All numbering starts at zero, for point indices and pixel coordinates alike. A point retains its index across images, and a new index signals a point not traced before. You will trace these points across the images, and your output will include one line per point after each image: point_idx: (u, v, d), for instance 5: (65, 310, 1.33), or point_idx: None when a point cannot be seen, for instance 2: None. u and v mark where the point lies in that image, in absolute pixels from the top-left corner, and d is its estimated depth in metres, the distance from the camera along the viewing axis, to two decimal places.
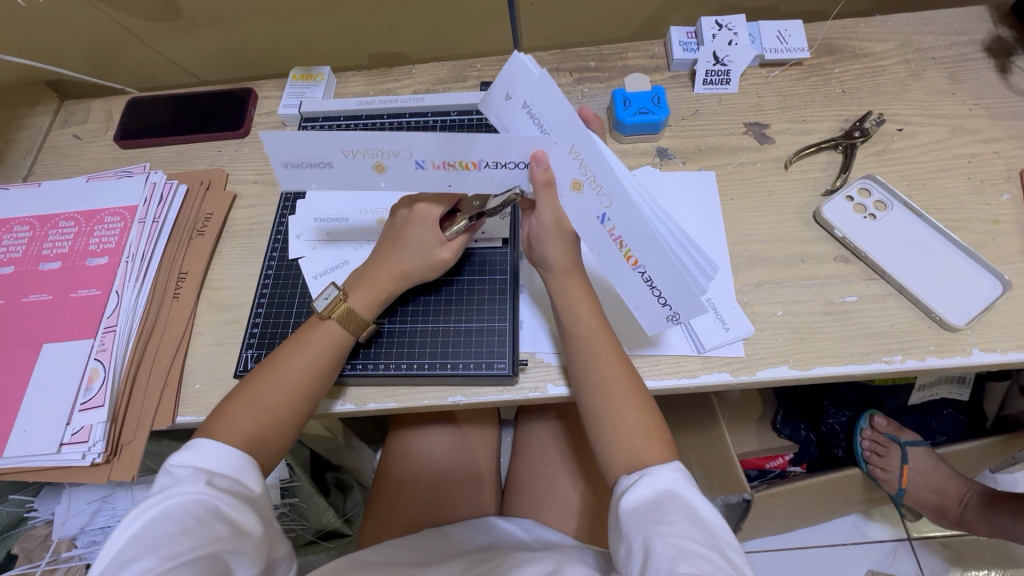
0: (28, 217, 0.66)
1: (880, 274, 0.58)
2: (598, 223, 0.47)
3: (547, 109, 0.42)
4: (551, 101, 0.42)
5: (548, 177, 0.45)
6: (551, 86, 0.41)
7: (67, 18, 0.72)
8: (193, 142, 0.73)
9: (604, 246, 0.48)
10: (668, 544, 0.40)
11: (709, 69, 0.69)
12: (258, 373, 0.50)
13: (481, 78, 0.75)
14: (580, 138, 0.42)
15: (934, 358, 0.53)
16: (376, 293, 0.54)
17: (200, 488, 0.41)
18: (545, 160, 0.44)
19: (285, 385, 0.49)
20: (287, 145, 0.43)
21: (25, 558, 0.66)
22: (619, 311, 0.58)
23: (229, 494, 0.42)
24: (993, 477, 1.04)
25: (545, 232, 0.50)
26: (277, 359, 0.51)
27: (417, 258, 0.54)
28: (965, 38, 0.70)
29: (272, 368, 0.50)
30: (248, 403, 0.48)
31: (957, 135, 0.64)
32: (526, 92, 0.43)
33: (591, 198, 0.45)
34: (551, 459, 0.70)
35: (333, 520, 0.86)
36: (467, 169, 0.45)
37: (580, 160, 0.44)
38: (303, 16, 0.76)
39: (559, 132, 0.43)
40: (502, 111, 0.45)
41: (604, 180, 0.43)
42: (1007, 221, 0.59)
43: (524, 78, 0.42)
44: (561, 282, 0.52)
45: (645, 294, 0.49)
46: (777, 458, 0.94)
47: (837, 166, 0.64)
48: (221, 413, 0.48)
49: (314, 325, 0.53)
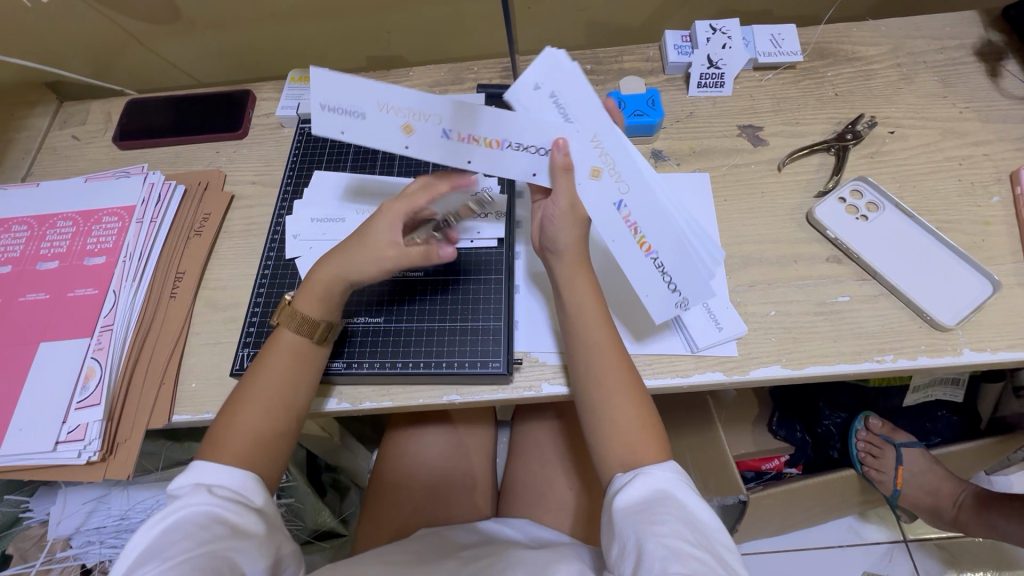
0: (27, 217, 0.66)
1: (872, 275, 0.58)
2: (614, 210, 0.49)
3: (574, 97, 0.46)
4: (580, 89, 0.46)
5: (568, 161, 0.48)
6: (581, 77, 0.46)
7: (67, 20, 0.73)
8: (191, 144, 0.74)
9: (619, 233, 0.50)
10: (660, 544, 0.40)
11: (704, 72, 0.70)
12: (234, 397, 0.49)
13: (478, 80, 0.76)
14: (605, 126, 0.47)
15: (925, 358, 0.54)
16: (314, 292, 0.51)
17: (201, 497, 0.43)
18: (564, 146, 0.47)
19: (262, 398, 0.48)
20: (329, 85, 0.46)
21: (21, 558, 0.66)
22: (621, 306, 0.59)
23: (229, 501, 0.43)
24: (987, 479, 1.05)
25: (559, 217, 0.49)
26: (246, 377, 0.50)
27: (360, 251, 0.50)
28: (956, 42, 0.71)
29: (244, 388, 0.49)
30: (224, 422, 0.48)
31: (949, 138, 0.65)
32: (554, 81, 0.46)
33: (609, 185, 0.49)
34: (547, 459, 0.70)
35: (329, 521, 0.86)
36: (490, 146, 0.48)
37: (602, 147, 0.47)
38: (301, 19, 0.76)
39: (584, 119, 0.47)
40: (525, 97, 0.47)
41: (625, 167, 0.48)
42: (998, 223, 0.60)
43: (556, 67, 0.46)
44: (570, 273, 0.51)
45: (655, 282, 0.51)
46: (772, 459, 0.95)
47: (829, 168, 0.65)
48: (211, 438, 0.47)
49: (272, 338, 0.52)
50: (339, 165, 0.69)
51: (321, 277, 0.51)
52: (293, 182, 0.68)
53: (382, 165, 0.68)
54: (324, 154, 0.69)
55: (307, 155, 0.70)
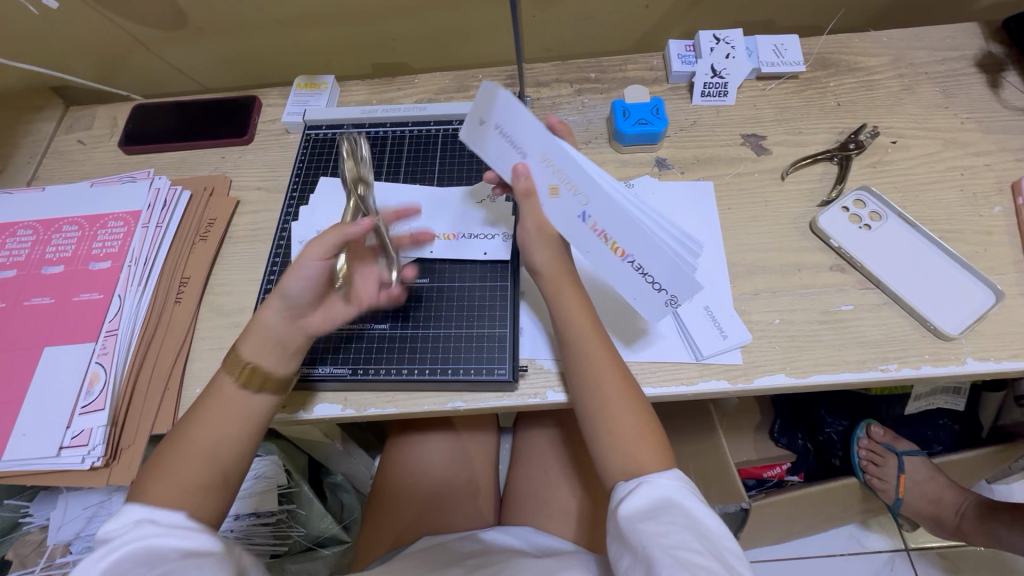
0: (32, 221, 0.66)
1: (874, 284, 0.58)
2: (579, 222, 0.48)
3: (513, 130, 0.46)
4: (516, 122, 0.45)
5: (529, 186, 0.48)
6: (515, 104, 0.44)
7: (75, 26, 0.73)
8: (197, 149, 0.74)
9: (590, 244, 0.49)
10: (666, 553, 0.40)
11: (707, 81, 0.70)
12: (180, 435, 0.46)
13: (483, 88, 0.76)
14: (549, 148, 0.45)
15: (929, 367, 0.54)
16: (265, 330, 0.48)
17: (143, 528, 0.40)
18: (524, 171, 0.47)
19: (215, 432, 0.46)
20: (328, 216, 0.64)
21: (19, 564, 0.66)
22: (610, 311, 0.59)
23: (174, 526, 0.41)
24: (989, 487, 1.05)
25: (531, 240, 0.51)
26: (184, 428, 0.47)
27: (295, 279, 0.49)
28: (957, 53, 0.72)
29: (190, 429, 0.46)
30: (162, 471, 0.44)
31: (951, 148, 0.66)
32: (491, 115, 0.46)
33: (569, 200, 0.47)
34: (550, 466, 0.70)
35: (331, 527, 0.84)
36: (450, 239, 0.62)
37: (553, 165, 0.46)
38: (308, 26, 0.77)
39: (529, 142, 0.46)
40: (472, 134, 0.48)
41: (579, 184, 0.46)
42: (1000, 232, 0.60)
43: (485, 102, 0.45)
44: (554, 286, 0.52)
45: (638, 284, 0.50)
46: (775, 467, 0.94)
47: (833, 177, 0.65)
48: (147, 484, 0.44)
49: (212, 387, 0.49)
50: None
51: (270, 315, 0.48)
52: (299, 188, 0.68)
53: (388, 171, 0.68)
54: (330, 160, 0.70)
55: (313, 162, 0.70)
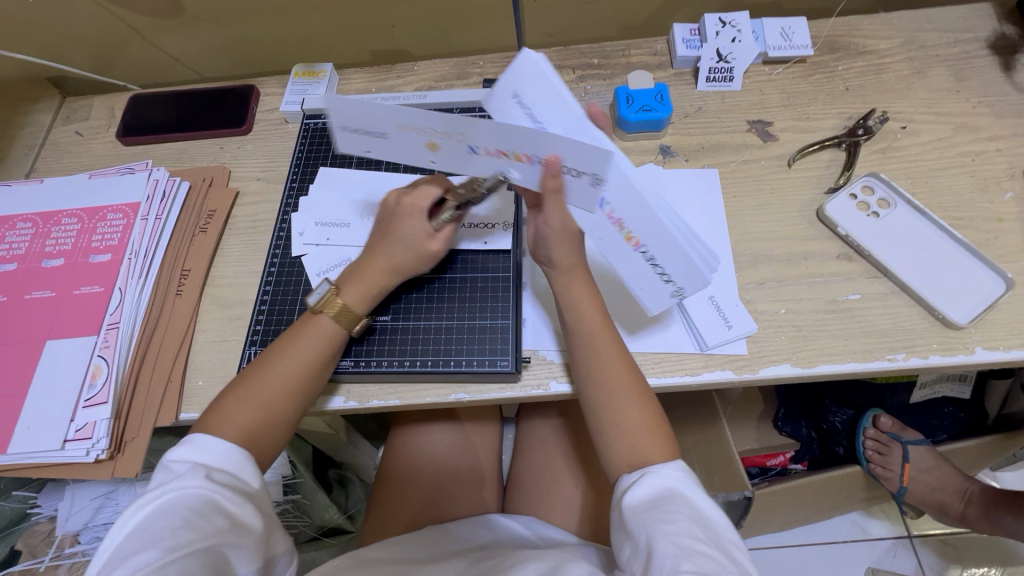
0: (31, 215, 0.66)
1: (883, 273, 0.58)
2: (475, 156, 0.44)
3: (359, 117, 0.44)
4: (356, 106, 0.43)
5: (557, 180, 0.44)
6: (357, 101, 0.42)
7: (69, 16, 0.72)
8: (194, 140, 0.73)
9: (581, 200, 0.47)
10: (671, 543, 0.40)
11: (713, 66, 0.68)
12: (255, 365, 0.50)
13: (484, 75, 0.75)
14: (394, 112, 0.42)
15: (936, 357, 0.53)
16: (367, 289, 0.53)
17: (198, 481, 0.42)
18: (558, 163, 0.43)
19: (280, 378, 0.49)
20: (324, 210, 0.64)
21: (29, 554, 0.66)
22: (618, 297, 0.58)
23: (226, 487, 0.43)
24: (993, 475, 1.05)
25: (553, 235, 0.49)
26: (272, 353, 0.51)
27: (406, 252, 0.53)
28: (968, 35, 0.70)
29: (268, 361, 0.50)
30: (242, 396, 0.48)
31: (961, 133, 0.64)
32: (341, 118, 0.44)
33: (451, 146, 0.44)
34: (552, 456, 0.70)
35: (335, 517, 0.87)
36: None
37: (413, 130, 0.43)
38: (305, 13, 0.76)
39: (381, 122, 0.44)
40: (347, 142, 0.46)
41: (521, 143, 0.42)
42: (1010, 219, 0.59)
43: (332, 108, 0.43)
44: (565, 280, 0.51)
45: (650, 275, 0.50)
46: (778, 456, 0.95)
47: (840, 164, 0.64)
48: (216, 408, 0.48)
49: (307, 319, 0.53)
50: (345, 163, 0.68)
51: (371, 271, 0.53)
52: (298, 179, 0.68)
53: (389, 161, 0.68)
54: (329, 151, 0.69)
55: (313, 152, 0.69)
